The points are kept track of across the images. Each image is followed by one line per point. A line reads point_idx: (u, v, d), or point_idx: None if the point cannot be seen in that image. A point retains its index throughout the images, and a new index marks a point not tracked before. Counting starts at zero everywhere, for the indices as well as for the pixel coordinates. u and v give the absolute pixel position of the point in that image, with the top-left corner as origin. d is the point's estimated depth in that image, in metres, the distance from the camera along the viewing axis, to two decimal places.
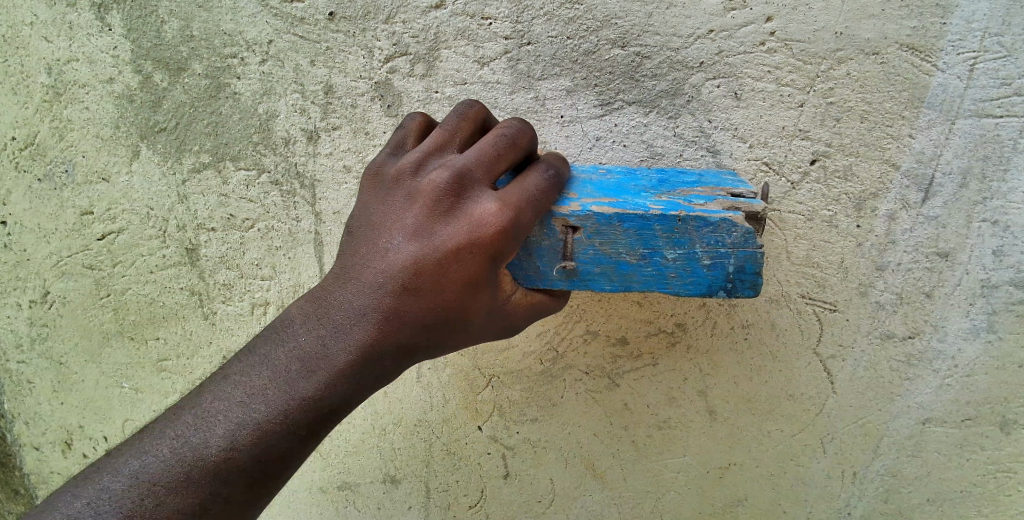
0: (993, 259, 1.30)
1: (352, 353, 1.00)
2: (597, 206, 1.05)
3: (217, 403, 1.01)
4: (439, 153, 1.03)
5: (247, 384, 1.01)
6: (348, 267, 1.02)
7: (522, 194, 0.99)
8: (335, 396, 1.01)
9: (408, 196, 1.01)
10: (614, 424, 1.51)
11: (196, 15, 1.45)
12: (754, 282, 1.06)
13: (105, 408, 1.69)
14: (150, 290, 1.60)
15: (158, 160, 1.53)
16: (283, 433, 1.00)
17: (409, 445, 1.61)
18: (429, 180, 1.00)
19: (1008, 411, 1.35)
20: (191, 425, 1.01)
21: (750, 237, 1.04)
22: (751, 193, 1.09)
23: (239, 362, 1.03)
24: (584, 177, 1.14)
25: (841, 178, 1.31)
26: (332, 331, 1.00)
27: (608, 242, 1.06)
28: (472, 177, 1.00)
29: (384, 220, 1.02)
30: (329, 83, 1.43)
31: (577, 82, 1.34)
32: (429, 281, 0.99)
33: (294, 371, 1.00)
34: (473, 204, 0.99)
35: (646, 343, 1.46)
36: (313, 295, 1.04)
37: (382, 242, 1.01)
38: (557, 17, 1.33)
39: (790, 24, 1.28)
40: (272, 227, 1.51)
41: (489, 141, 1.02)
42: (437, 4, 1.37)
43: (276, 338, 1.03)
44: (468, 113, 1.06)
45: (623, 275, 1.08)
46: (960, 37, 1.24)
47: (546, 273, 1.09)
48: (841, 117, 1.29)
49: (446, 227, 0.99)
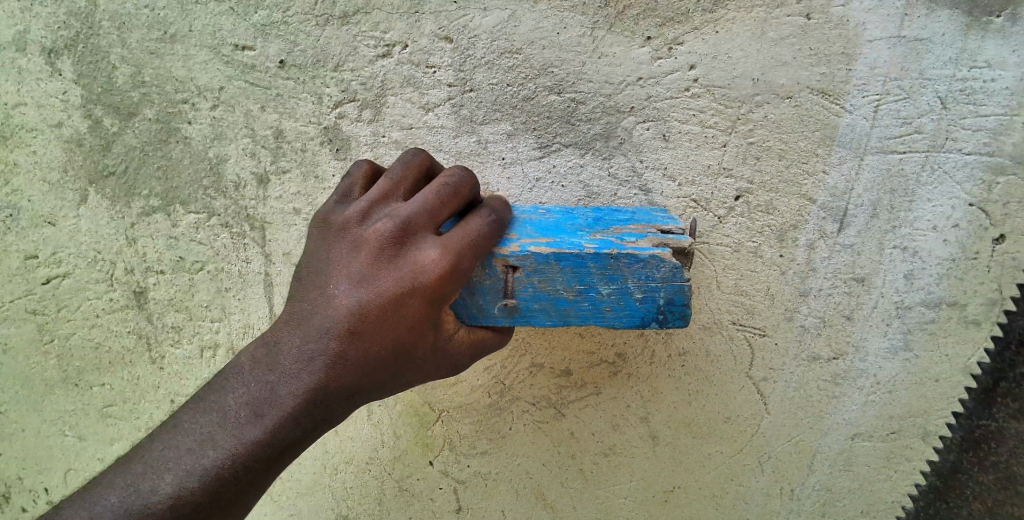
0: (904, 283, 1.42)
1: (300, 397, 1.03)
2: (534, 246, 1.12)
3: (168, 451, 1.03)
4: (384, 202, 1.09)
5: (197, 430, 1.04)
6: (297, 313, 1.07)
7: (463, 241, 1.05)
8: (285, 440, 1.04)
9: (355, 244, 1.06)
10: (562, 453, 1.56)
11: (147, 61, 1.48)
12: (683, 312, 1.14)
13: (47, 458, 1.66)
14: (95, 334, 1.60)
15: (106, 204, 1.54)
16: (232, 477, 1.02)
17: (362, 483, 1.62)
18: (375, 229, 1.06)
19: (929, 424, 1.45)
20: (141, 475, 1.03)
21: (678, 271, 1.12)
22: (679, 230, 1.17)
23: (190, 409, 1.06)
24: (524, 217, 1.21)
25: (763, 212, 1.41)
26: (281, 375, 1.04)
27: (546, 279, 1.13)
28: (415, 225, 1.06)
29: (331, 267, 1.07)
30: (279, 128, 1.47)
31: (517, 126, 1.42)
32: (374, 325, 1.04)
33: (244, 416, 1.03)
34: (416, 251, 1.04)
35: (589, 373, 1.53)
36: (263, 340, 1.08)
37: (330, 289, 1.06)
38: (497, 66, 1.41)
39: (712, 72, 1.38)
40: (221, 269, 1.54)
41: (431, 190, 1.07)
42: (384, 53, 1.43)
43: (227, 384, 1.06)
44: (413, 162, 1.12)
45: (561, 310, 1.14)
46: (865, 82, 1.36)
47: (488, 310, 1.15)
48: (761, 156, 1.40)
49: (391, 273, 1.04)
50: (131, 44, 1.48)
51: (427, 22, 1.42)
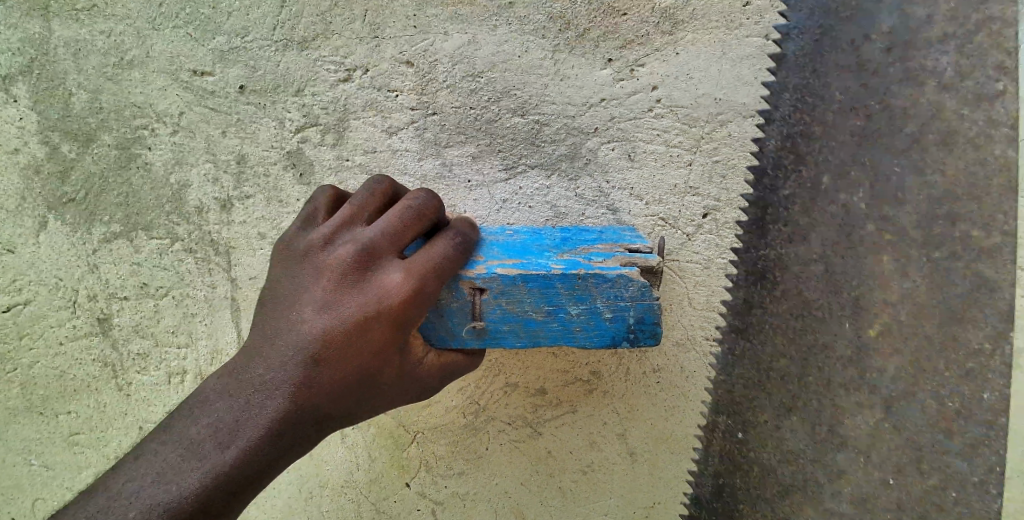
0: None
1: (265, 426, 1.00)
2: (502, 268, 1.10)
3: (128, 486, 0.99)
4: (348, 227, 1.07)
5: (160, 464, 1.00)
6: (259, 341, 1.04)
7: (428, 263, 1.04)
8: (250, 470, 1.01)
9: (317, 269, 1.04)
10: (540, 472, 1.55)
11: (105, 87, 1.46)
12: (654, 331, 1.13)
13: (13, 489, 1.61)
14: (59, 363, 1.56)
15: (67, 231, 1.51)
16: (194, 512, 0.98)
17: (337, 507, 1.59)
18: (337, 253, 1.04)
19: None
20: (100, 510, 0.98)
21: (647, 290, 1.11)
22: (647, 248, 1.16)
23: (153, 442, 1.03)
24: (492, 239, 1.20)
25: (731, 229, 1.39)
26: (246, 405, 1.01)
27: (514, 301, 1.11)
28: (378, 249, 1.04)
29: (294, 294, 1.05)
30: (241, 152, 1.45)
31: (482, 148, 1.41)
32: (338, 352, 1.01)
33: (208, 447, 1.00)
34: (381, 275, 1.03)
35: (564, 391, 1.52)
36: (226, 370, 1.05)
37: (293, 316, 1.03)
38: (459, 89, 1.40)
39: (674, 92, 1.38)
40: (187, 294, 1.51)
41: (395, 213, 1.06)
42: (345, 78, 1.42)
43: (190, 416, 1.03)
44: (376, 187, 1.10)
45: (531, 331, 1.13)
46: None
47: (457, 333, 1.13)
48: (726, 174, 1.38)
49: (353, 298, 1.01)
50: (88, 70, 1.45)
51: (387, 47, 1.41)
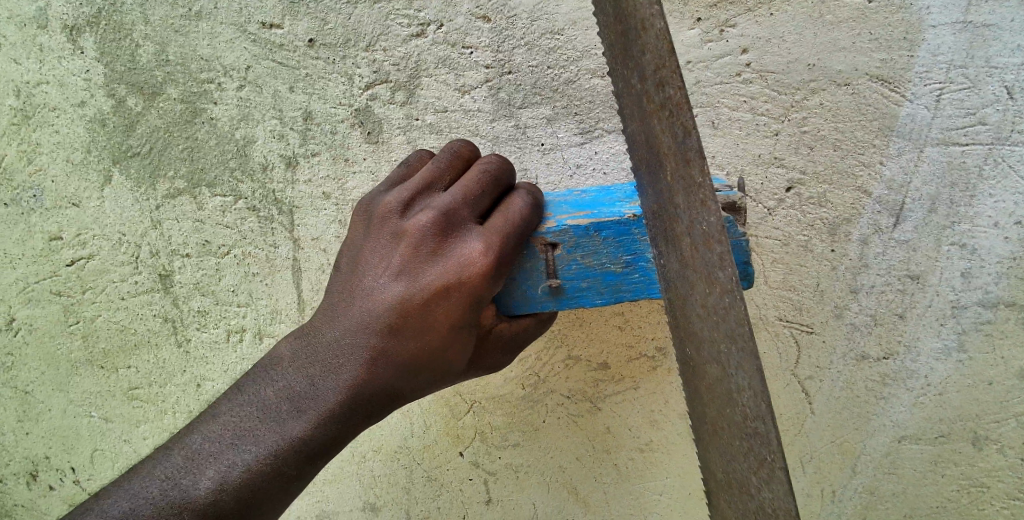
0: (962, 281, 1.33)
1: (340, 393, 0.98)
2: (573, 220, 1.05)
3: (208, 445, 0.99)
4: (427, 191, 1.02)
5: (238, 423, 0.99)
6: (336, 306, 1.02)
7: (507, 233, 0.98)
8: (324, 437, 0.99)
9: (394, 235, 1.00)
10: (596, 448, 1.51)
11: (172, 40, 1.45)
12: (747, 272, 1.04)
13: (73, 438, 1.62)
14: (121, 317, 1.56)
15: (131, 186, 1.50)
16: (271, 473, 0.97)
17: (390, 471, 1.58)
18: (415, 220, 0.99)
19: (980, 428, 1.37)
20: (182, 468, 0.99)
21: (732, 226, 1.02)
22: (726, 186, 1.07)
23: (229, 401, 1.02)
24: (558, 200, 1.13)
25: (815, 204, 1.34)
26: (322, 370, 0.99)
27: (589, 253, 1.05)
28: (458, 216, 0.99)
29: (371, 258, 1.01)
30: (308, 109, 1.42)
31: (558, 110, 1.35)
32: (414, 323, 0.98)
33: (284, 411, 0.98)
34: (459, 244, 0.98)
35: (627, 367, 1.48)
36: (302, 332, 1.03)
37: (369, 283, 1.00)
38: (537, 47, 1.35)
39: (765, 56, 1.33)
40: (248, 254, 1.49)
41: (475, 179, 1.01)
42: (419, 33, 1.38)
43: (266, 377, 1.02)
44: (458, 150, 1.05)
45: (611, 286, 1.06)
46: (927, 69, 1.29)
47: (532, 295, 1.07)
48: (814, 145, 1.33)
49: (431, 267, 0.97)
50: (155, 22, 1.45)
51: (465, 1, 1.37)
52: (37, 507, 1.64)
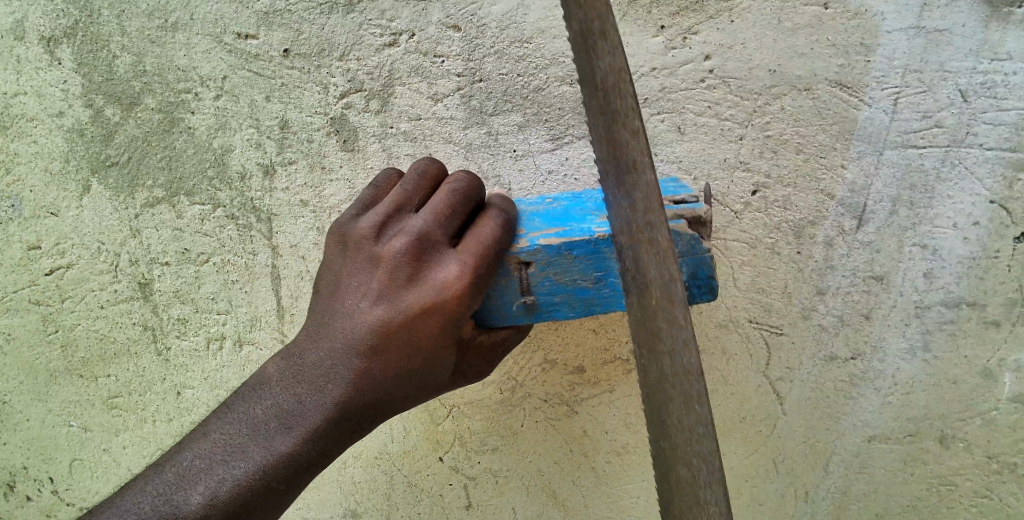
0: (924, 281, 1.37)
1: (326, 411, 1.00)
2: (544, 239, 1.06)
3: (198, 461, 1.01)
4: (399, 215, 1.04)
5: (227, 440, 1.01)
6: (318, 329, 1.03)
7: (481, 253, 1.01)
8: (312, 452, 1.01)
9: (370, 261, 1.02)
10: (574, 451, 1.53)
11: (149, 50, 1.46)
12: (710, 285, 1.07)
13: (52, 448, 1.63)
14: (100, 326, 1.57)
15: (110, 195, 1.52)
16: (262, 488, 0.99)
17: (371, 478, 1.60)
18: (390, 245, 1.01)
19: (946, 426, 1.40)
20: (174, 483, 1.00)
21: (697, 242, 1.06)
22: (693, 198, 1.11)
23: (218, 418, 1.03)
24: (530, 210, 1.14)
25: (781, 208, 1.38)
26: (307, 388, 1.01)
27: (561, 271, 1.07)
28: (432, 239, 1.01)
29: (350, 283, 1.03)
30: (285, 118, 1.45)
31: (529, 117, 1.38)
32: (396, 343, 1.00)
33: (272, 429, 1.00)
34: (435, 267, 1.00)
35: (602, 370, 1.50)
36: (286, 352, 1.05)
37: (349, 307, 1.02)
38: (507, 56, 1.37)
39: (728, 62, 1.37)
40: (227, 261, 1.51)
41: (445, 201, 1.02)
42: (391, 42, 1.41)
43: (254, 395, 1.03)
44: (427, 171, 1.07)
45: (583, 300, 1.09)
46: (884, 74, 1.33)
47: (508, 310, 1.09)
48: (778, 150, 1.37)
49: (409, 290, 1.00)
50: (132, 32, 1.46)
51: (435, 11, 1.39)
52: (15, 517, 1.66)
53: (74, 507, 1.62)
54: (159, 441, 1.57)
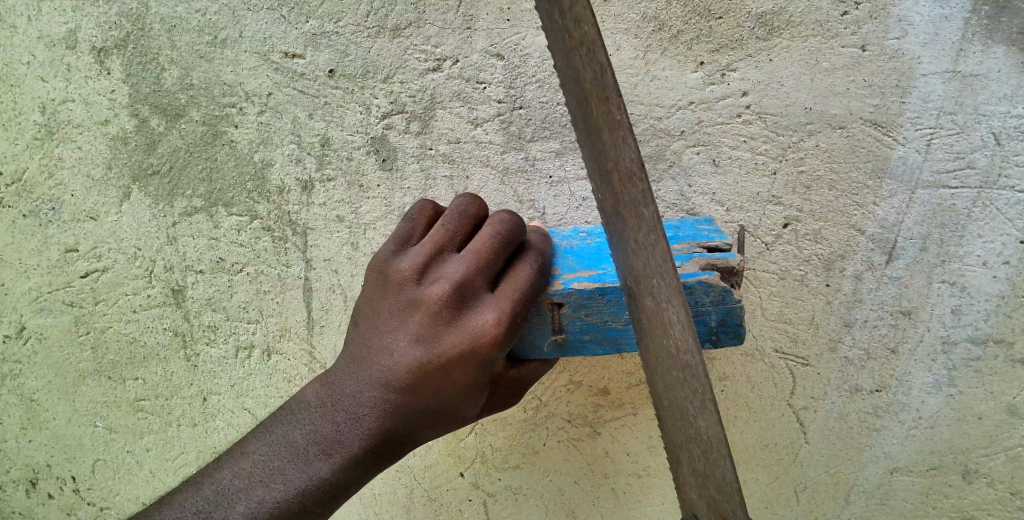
0: (951, 317, 1.38)
1: (364, 440, 1.02)
2: (579, 282, 1.09)
3: (238, 480, 1.03)
4: (441, 254, 1.04)
5: (268, 462, 1.03)
6: (357, 361, 1.05)
7: (519, 298, 1.02)
8: (349, 478, 1.03)
9: (410, 300, 1.03)
10: (595, 472, 1.55)
11: (196, 64, 1.50)
12: (738, 332, 1.10)
13: (77, 448, 1.65)
14: (131, 329, 1.60)
15: (149, 203, 1.55)
16: (298, 511, 1.01)
17: (391, 490, 1.61)
18: (431, 287, 1.02)
19: (968, 461, 1.40)
20: (214, 501, 1.03)
21: (728, 293, 1.08)
22: (726, 246, 1.14)
23: (258, 439, 1.05)
24: (564, 245, 1.17)
25: (811, 241, 1.39)
26: (346, 417, 1.03)
27: (593, 312, 1.10)
28: (472, 282, 1.02)
29: (389, 320, 1.04)
30: (326, 136, 1.48)
31: (567, 144, 1.40)
32: (432, 382, 1.02)
33: (310, 454, 1.02)
34: (474, 311, 1.01)
35: (627, 393, 1.51)
36: (325, 380, 1.07)
37: (388, 343, 1.03)
38: (548, 85, 1.40)
39: (765, 99, 1.39)
40: (261, 272, 1.53)
41: (487, 243, 1.03)
42: (435, 67, 1.44)
43: (294, 419, 1.05)
44: (469, 210, 1.07)
45: (612, 340, 1.11)
46: (918, 115, 1.35)
47: (538, 346, 1.12)
48: (811, 185, 1.38)
49: (447, 333, 1.00)
50: (180, 46, 1.50)
51: (479, 39, 1.42)
52: (35, 515, 1.69)
53: (94, 506, 1.66)
54: (183, 446, 1.61)
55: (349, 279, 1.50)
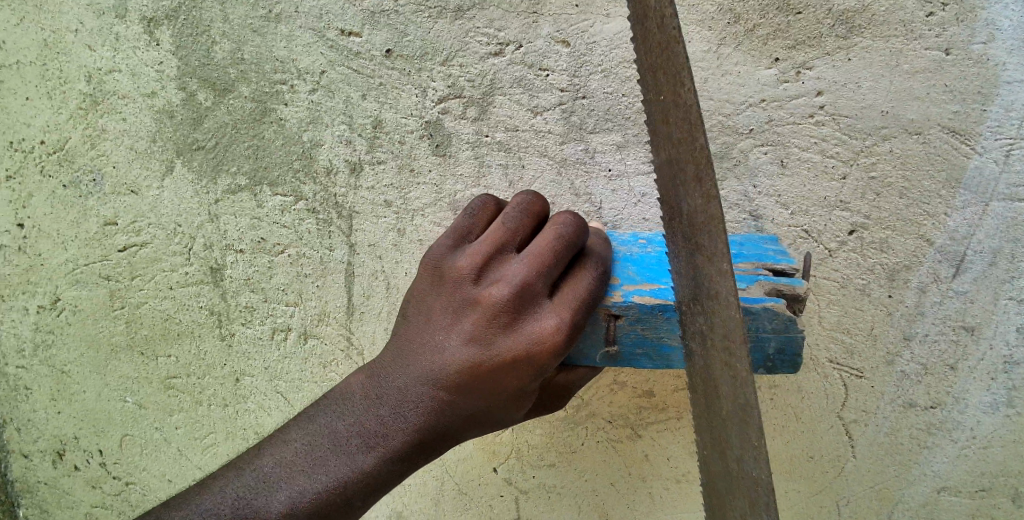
0: (1016, 336, 1.32)
1: (409, 437, 0.99)
2: (639, 296, 1.04)
3: (280, 468, 0.99)
4: (500, 253, 1.00)
5: (310, 451, 0.99)
6: (405, 356, 1.01)
7: (579, 306, 0.98)
8: (391, 474, 0.99)
9: (466, 299, 0.98)
10: (631, 475, 1.50)
11: (248, 39, 1.47)
12: (795, 361, 1.06)
13: (105, 423, 1.63)
14: (167, 306, 1.57)
15: (192, 178, 1.52)
16: (339, 504, 0.98)
17: (421, 482, 1.58)
18: (488, 287, 0.98)
19: (1021, 484, 1.35)
20: (254, 488, 0.99)
21: (792, 322, 1.04)
22: (792, 271, 1.09)
23: (300, 427, 1.02)
24: (624, 252, 1.12)
25: (876, 250, 1.34)
26: (391, 411, 0.99)
27: (650, 328, 1.05)
28: (532, 287, 0.97)
29: (442, 317, 1.00)
30: (379, 117, 1.45)
31: (628, 137, 1.36)
32: (483, 385, 0.98)
33: (354, 446, 0.99)
34: (532, 316, 0.97)
35: (673, 396, 1.47)
36: (370, 371, 1.03)
37: (439, 342, 0.99)
38: (613, 75, 1.36)
39: (840, 100, 1.33)
40: (302, 254, 1.50)
41: (550, 247, 0.98)
42: (496, 52, 1.40)
43: (338, 409, 1.02)
44: (531, 209, 1.03)
45: (665, 356, 1.07)
46: (999, 124, 1.29)
47: (589, 355, 1.08)
48: (881, 192, 1.33)
49: (503, 337, 0.97)
50: (233, 20, 1.47)
51: (545, 24, 1.38)
52: (60, 486, 1.67)
53: (120, 481, 1.64)
54: (213, 425, 1.58)
55: (393, 266, 1.46)
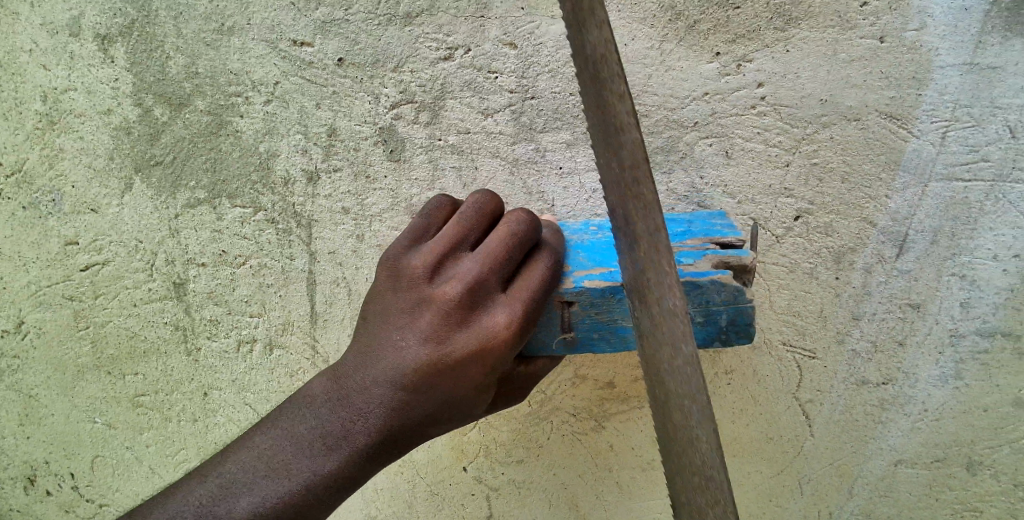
0: (960, 311, 1.37)
1: (369, 438, 1.00)
2: (590, 282, 1.08)
3: (242, 474, 1.01)
4: (455, 252, 1.02)
5: (272, 456, 1.01)
6: (363, 356, 1.03)
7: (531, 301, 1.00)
8: (353, 476, 1.01)
9: (422, 297, 1.00)
10: (598, 466, 1.54)
11: (202, 53, 1.48)
12: (748, 332, 1.09)
13: (75, 444, 1.62)
14: (131, 323, 1.57)
15: (151, 194, 1.53)
16: (302, 507, 1.00)
17: (393, 485, 1.60)
18: (443, 285, 1.00)
19: (973, 453, 1.40)
20: (217, 494, 1.01)
21: (740, 293, 1.08)
22: (739, 243, 1.13)
23: (263, 432, 1.04)
24: (574, 240, 1.15)
25: (821, 234, 1.38)
26: (351, 414, 1.01)
27: (603, 311, 1.09)
28: (485, 283, 1.00)
29: (399, 316, 1.02)
30: (333, 126, 1.46)
31: (578, 135, 1.39)
32: (439, 382, 1.00)
33: (315, 449, 1.00)
34: (486, 312, 0.99)
35: (633, 387, 1.50)
36: (331, 375, 1.04)
37: (396, 340, 1.01)
38: (560, 75, 1.39)
39: (780, 90, 1.38)
40: (264, 265, 1.51)
41: (503, 244, 1.01)
42: (446, 56, 1.42)
43: (299, 413, 1.03)
44: (486, 209, 1.06)
45: (621, 338, 1.11)
46: (934, 107, 1.34)
47: (546, 343, 1.11)
48: (824, 177, 1.38)
49: (458, 333, 0.99)
50: (185, 34, 1.48)
51: (492, 28, 1.40)
52: (33, 511, 1.66)
53: (93, 503, 1.63)
54: (184, 440, 1.58)
55: (354, 272, 1.48)
